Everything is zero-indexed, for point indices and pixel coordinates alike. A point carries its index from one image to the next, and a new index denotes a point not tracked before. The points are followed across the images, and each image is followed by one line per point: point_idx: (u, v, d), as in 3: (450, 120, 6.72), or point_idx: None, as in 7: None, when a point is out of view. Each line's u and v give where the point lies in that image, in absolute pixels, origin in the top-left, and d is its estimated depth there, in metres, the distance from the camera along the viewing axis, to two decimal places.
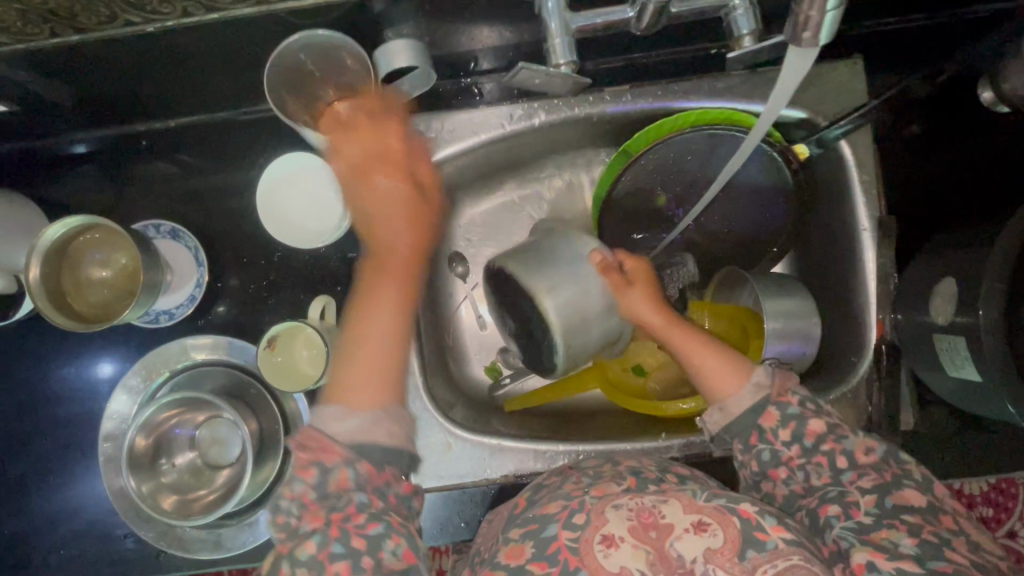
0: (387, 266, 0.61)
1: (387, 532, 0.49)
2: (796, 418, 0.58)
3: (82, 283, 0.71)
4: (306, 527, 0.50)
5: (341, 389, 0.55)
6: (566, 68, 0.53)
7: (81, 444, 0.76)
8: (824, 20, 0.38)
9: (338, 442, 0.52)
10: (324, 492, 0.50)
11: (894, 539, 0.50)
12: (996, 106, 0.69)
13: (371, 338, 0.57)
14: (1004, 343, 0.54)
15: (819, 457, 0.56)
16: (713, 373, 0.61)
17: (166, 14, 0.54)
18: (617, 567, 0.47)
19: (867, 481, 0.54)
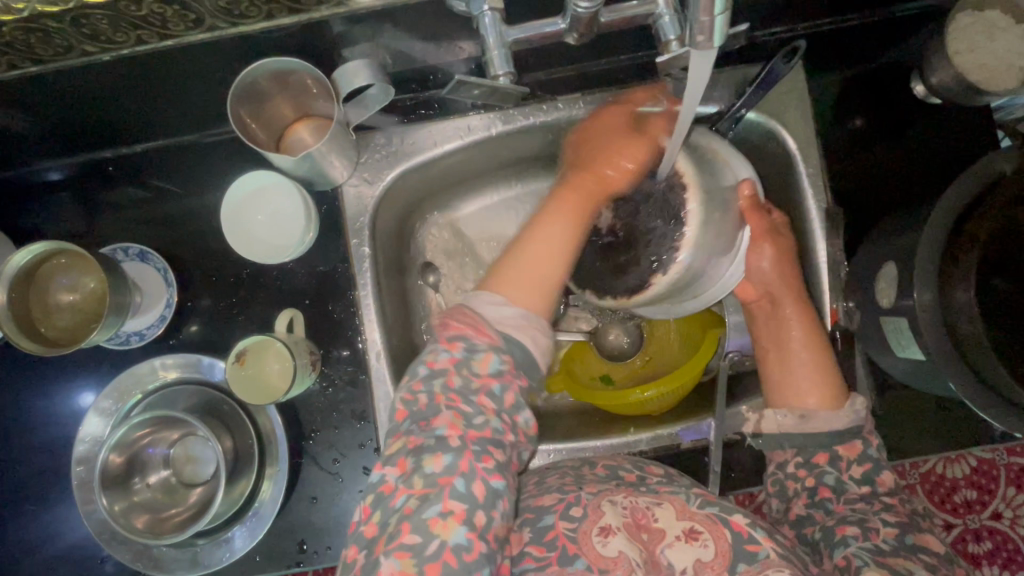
0: (571, 195, 0.67)
1: (502, 491, 0.52)
2: (873, 460, 0.64)
3: (51, 308, 0.72)
4: (442, 432, 0.52)
5: (508, 285, 0.62)
6: (505, 78, 0.56)
7: (56, 469, 0.76)
8: (715, 24, 0.41)
9: (488, 325, 0.59)
10: (470, 392, 0.55)
11: (908, 567, 0.53)
12: (929, 99, 0.75)
13: (533, 247, 0.64)
14: (943, 325, 0.57)
15: (877, 499, 0.61)
16: (804, 387, 0.67)
17: (121, 43, 0.56)
18: (615, 553, 0.49)
19: (890, 517, 0.59)
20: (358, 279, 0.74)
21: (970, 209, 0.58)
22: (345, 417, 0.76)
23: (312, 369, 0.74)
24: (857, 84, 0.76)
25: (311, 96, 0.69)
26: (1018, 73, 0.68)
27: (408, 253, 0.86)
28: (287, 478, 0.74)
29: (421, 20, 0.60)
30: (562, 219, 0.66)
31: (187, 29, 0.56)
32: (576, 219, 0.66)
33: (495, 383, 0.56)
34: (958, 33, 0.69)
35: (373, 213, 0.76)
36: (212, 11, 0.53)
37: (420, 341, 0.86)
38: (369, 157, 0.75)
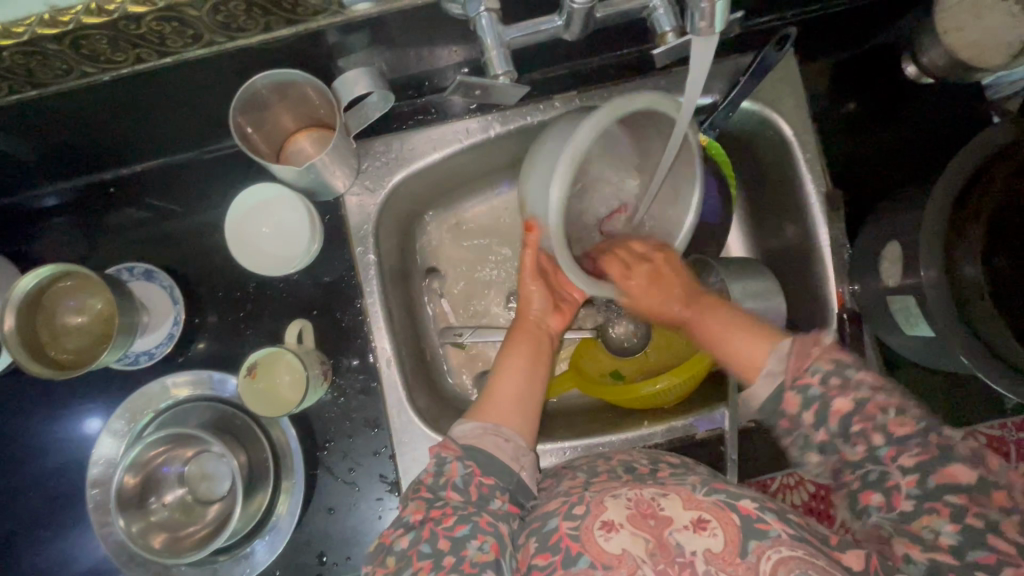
0: (519, 332, 0.71)
1: (472, 532, 0.53)
2: (818, 400, 0.54)
3: (59, 331, 0.71)
4: (409, 519, 0.55)
5: (489, 411, 0.63)
6: (504, 78, 0.56)
7: (69, 494, 0.76)
8: (714, 10, 0.45)
9: (456, 441, 0.60)
10: (438, 488, 0.57)
11: (935, 528, 0.48)
12: (920, 79, 0.76)
13: (505, 388, 0.65)
14: (950, 302, 0.58)
15: (857, 439, 0.52)
16: (747, 348, 0.62)
17: (119, 63, 0.57)
18: (619, 549, 0.48)
19: (908, 459, 0.50)
20: (365, 286, 0.75)
21: (974, 179, 0.58)
22: (358, 425, 0.76)
23: (324, 380, 0.74)
24: (849, 69, 0.78)
25: (310, 106, 0.70)
26: (1008, 49, 0.69)
27: (412, 259, 0.86)
28: (303, 491, 0.74)
29: (416, 26, 0.61)
30: (519, 351, 0.69)
31: (184, 45, 0.56)
32: (533, 352, 0.69)
33: (458, 476, 0.57)
34: (945, 13, 0.69)
35: (376, 222, 0.76)
36: (210, 26, 0.54)
37: (428, 346, 0.86)
38: (369, 165, 0.76)
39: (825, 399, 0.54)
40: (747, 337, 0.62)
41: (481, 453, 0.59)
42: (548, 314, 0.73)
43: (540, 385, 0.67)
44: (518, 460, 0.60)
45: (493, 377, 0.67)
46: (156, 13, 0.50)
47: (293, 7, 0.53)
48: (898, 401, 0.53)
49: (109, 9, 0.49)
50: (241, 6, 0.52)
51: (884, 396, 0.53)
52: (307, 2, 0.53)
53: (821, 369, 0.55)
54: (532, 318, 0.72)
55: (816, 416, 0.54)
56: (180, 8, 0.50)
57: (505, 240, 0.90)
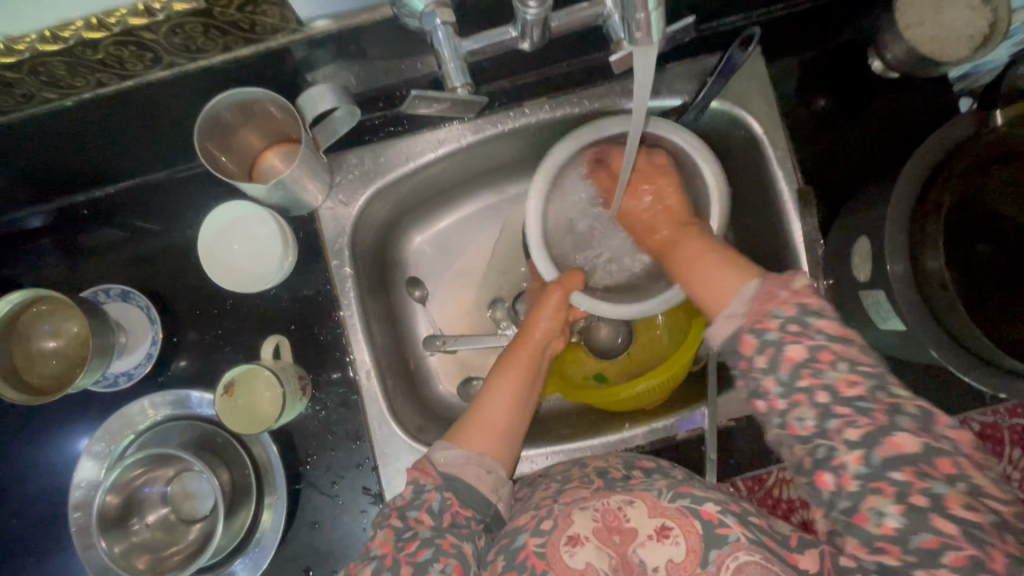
0: (522, 351, 0.69)
1: (435, 555, 0.53)
2: (773, 345, 0.51)
3: (34, 355, 0.71)
4: (374, 551, 0.55)
5: (474, 438, 0.62)
6: (462, 90, 0.57)
7: (54, 518, 0.75)
8: (650, 21, 0.45)
9: (434, 465, 0.59)
10: (411, 506, 0.57)
11: (880, 509, 0.46)
12: (887, 74, 0.76)
13: (493, 415, 0.64)
14: (916, 296, 0.58)
15: (799, 395, 0.49)
16: (713, 282, 0.59)
17: (80, 89, 0.58)
18: (582, 565, 0.49)
19: (855, 432, 0.47)
20: (344, 304, 0.75)
21: (936, 173, 0.59)
22: (339, 438, 0.76)
23: (302, 396, 0.74)
24: (818, 65, 0.78)
25: (277, 123, 0.69)
26: (971, 41, 0.69)
27: (393, 269, 0.87)
28: (286, 506, 0.74)
29: (377, 41, 0.61)
30: (514, 373, 0.67)
31: (146, 68, 0.57)
32: (526, 376, 0.68)
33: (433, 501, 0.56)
34: (907, 9, 0.70)
35: (352, 235, 0.77)
36: (169, 49, 0.54)
37: (410, 355, 0.86)
38: (343, 177, 0.76)
39: (780, 344, 0.50)
40: (717, 271, 0.60)
41: (458, 482, 0.58)
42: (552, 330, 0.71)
43: (528, 417, 0.66)
44: (496, 490, 0.60)
45: (481, 400, 0.65)
46: (113, 38, 0.50)
47: (251, 26, 0.54)
48: (848, 358, 0.49)
49: (64, 36, 0.49)
50: (197, 29, 0.52)
51: (841, 347, 0.50)
52: (264, 21, 0.53)
53: (782, 315, 0.51)
54: (535, 340, 0.70)
55: (770, 361, 0.51)
56: (135, 33, 0.50)
57: (486, 246, 0.91)
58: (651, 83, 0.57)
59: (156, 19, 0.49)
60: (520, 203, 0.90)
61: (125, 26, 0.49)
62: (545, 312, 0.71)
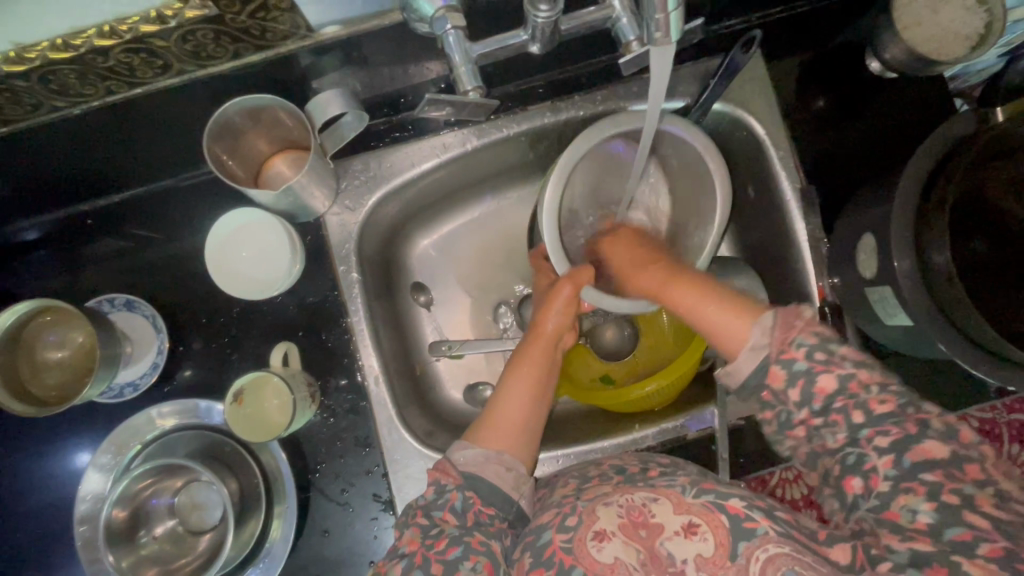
0: (533, 349, 0.69)
1: (465, 554, 0.53)
2: (803, 374, 0.53)
3: (39, 367, 0.71)
4: (402, 549, 0.55)
5: (491, 437, 0.61)
6: (474, 93, 0.57)
7: (59, 533, 0.74)
8: (669, 20, 0.46)
9: (456, 466, 0.59)
10: (432, 507, 0.57)
11: (913, 507, 0.48)
12: (885, 74, 0.77)
13: (511, 414, 0.63)
14: (924, 291, 0.59)
15: (835, 415, 0.52)
16: (720, 319, 0.59)
17: (89, 97, 0.57)
18: (611, 558, 0.49)
19: (884, 440, 0.50)
20: (350, 305, 0.75)
21: (937, 170, 0.60)
22: (348, 445, 0.75)
23: (312, 402, 0.74)
24: (816, 67, 0.79)
25: (283, 129, 0.69)
26: (965, 41, 0.71)
27: (398, 274, 0.87)
28: (296, 514, 0.73)
29: (386, 47, 0.62)
30: (527, 371, 0.67)
31: (155, 75, 0.57)
32: (540, 373, 0.68)
33: (456, 500, 0.56)
34: (904, 10, 0.72)
35: (358, 240, 0.77)
36: (180, 56, 0.54)
37: (417, 359, 0.86)
38: (349, 183, 0.76)
39: (809, 374, 0.52)
40: (719, 309, 0.60)
41: (481, 483, 0.58)
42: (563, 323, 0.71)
43: (544, 412, 0.66)
44: (518, 488, 0.59)
45: (494, 399, 0.65)
46: (125, 45, 0.50)
47: (263, 32, 0.54)
48: (875, 379, 0.52)
49: (75, 44, 0.49)
50: (210, 35, 0.52)
51: (867, 373, 0.52)
52: (275, 27, 0.54)
53: (806, 344, 0.54)
54: (545, 337, 0.71)
55: (802, 394, 0.53)
56: (148, 40, 0.51)
57: (489, 250, 0.91)
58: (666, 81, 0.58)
59: (168, 26, 0.49)
60: (523, 206, 0.90)
61: (137, 32, 0.49)
62: (555, 309, 0.71)
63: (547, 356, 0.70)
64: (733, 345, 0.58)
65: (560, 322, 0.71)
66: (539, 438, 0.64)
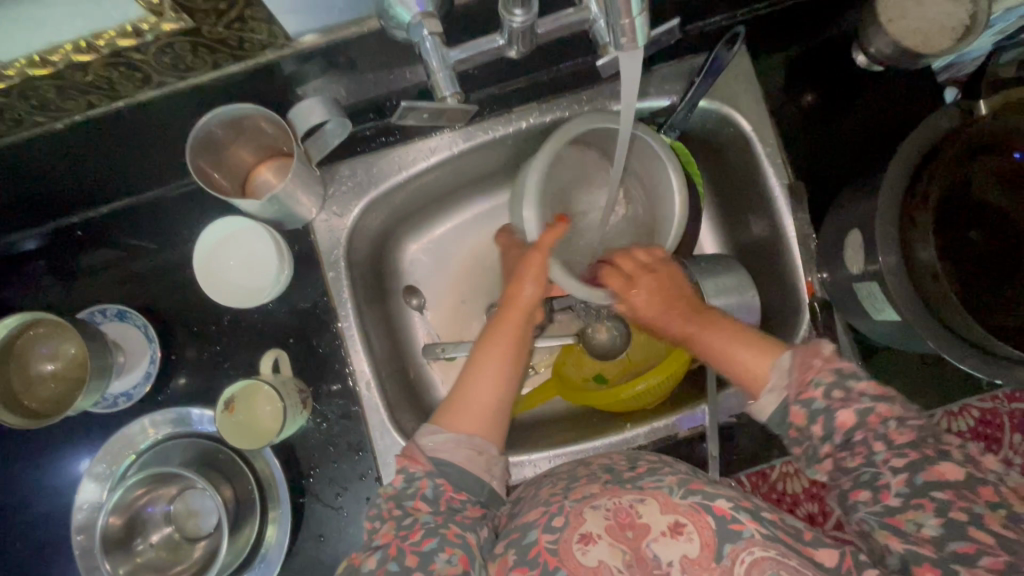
0: (507, 324, 0.69)
1: (440, 545, 0.53)
2: (822, 414, 0.53)
3: (31, 379, 0.71)
4: (376, 542, 0.55)
5: (455, 417, 0.62)
6: (452, 99, 0.57)
7: (57, 542, 0.75)
8: (635, 26, 0.46)
9: (426, 454, 0.60)
10: (406, 497, 0.57)
11: (918, 521, 0.48)
12: (871, 67, 0.77)
13: (480, 394, 0.64)
14: (910, 286, 0.59)
15: (857, 446, 0.52)
16: (748, 356, 0.62)
17: (71, 111, 0.58)
18: (595, 562, 0.50)
19: (899, 461, 0.50)
20: (340, 309, 0.75)
21: (920, 165, 0.59)
22: (341, 450, 0.76)
23: (303, 409, 0.74)
24: (803, 61, 0.79)
25: (267, 138, 0.69)
26: (951, 33, 0.70)
27: (389, 278, 0.87)
28: (290, 520, 0.74)
29: (368, 53, 0.62)
30: (499, 350, 0.67)
31: (135, 88, 0.57)
32: (513, 349, 0.68)
33: (427, 486, 0.57)
34: (888, 3, 0.71)
35: (347, 247, 0.77)
36: (159, 69, 0.55)
37: (410, 362, 0.86)
38: (336, 189, 0.76)
39: (828, 412, 0.53)
40: (735, 340, 0.64)
41: (451, 468, 0.59)
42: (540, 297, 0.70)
43: (511, 391, 0.66)
44: (489, 470, 0.61)
45: (464, 378, 0.65)
46: (102, 60, 0.51)
47: (240, 43, 0.54)
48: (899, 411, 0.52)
49: (52, 60, 0.49)
50: (187, 48, 0.52)
51: (887, 407, 0.52)
52: (252, 38, 0.54)
53: (823, 383, 0.54)
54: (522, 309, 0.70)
55: (824, 429, 0.53)
56: (126, 54, 0.51)
57: (479, 253, 0.91)
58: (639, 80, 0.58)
59: (144, 40, 0.50)
60: (513, 207, 0.91)
61: (114, 47, 0.50)
62: (530, 280, 0.70)
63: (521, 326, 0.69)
64: (756, 383, 0.61)
65: (534, 291, 0.70)
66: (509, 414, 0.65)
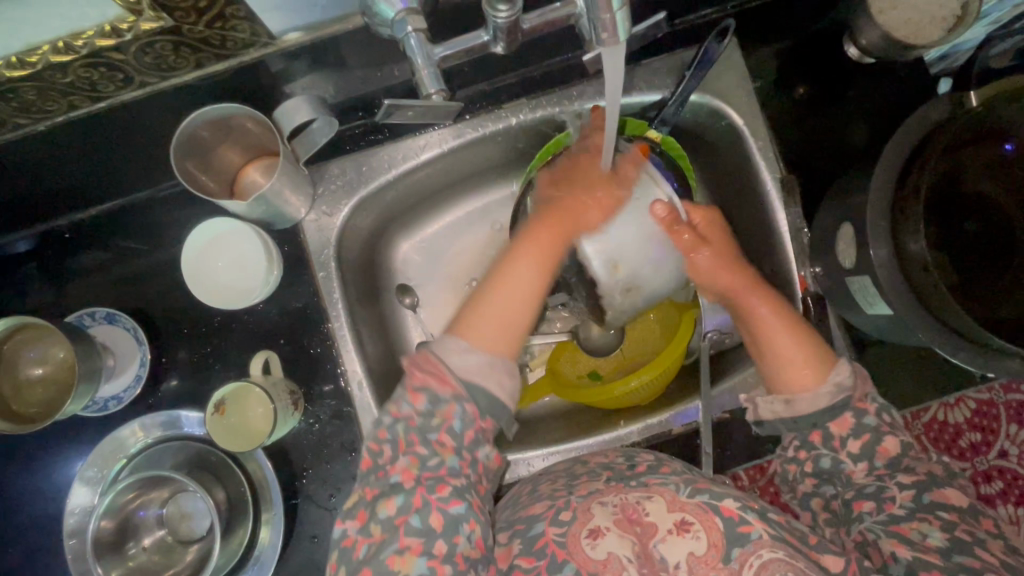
0: (547, 225, 0.66)
1: (466, 515, 0.53)
2: (870, 430, 0.59)
3: (21, 383, 0.72)
4: (396, 480, 0.55)
5: (477, 327, 0.61)
6: (437, 97, 0.57)
7: (52, 548, 0.75)
8: (615, 20, 0.47)
9: (451, 374, 0.58)
10: (429, 432, 0.56)
11: (924, 531, 0.53)
12: (863, 59, 0.76)
13: (508, 301, 0.63)
14: (903, 281, 0.59)
15: (881, 470, 0.59)
16: (797, 363, 0.62)
17: (53, 112, 0.57)
18: (605, 554, 0.49)
19: (908, 478, 0.57)
20: (331, 309, 0.75)
21: (911, 158, 0.59)
22: (335, 450, 0.75)
23: (294, 410, 0.74)
24: (796, 53, 0.78)
25: (254, 137, 0.69)
26: (943, 23, 0.69)
27: (381, 277, 0.86)
28: (284, 521, 0.73)
29: (355, 51, 0.61)
30: (533, 257, 0.65)
31: (117, 88, 0.56)
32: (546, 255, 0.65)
33: (455, 420, 0.56)
34: None
35: (337, 246, 0.76)
36: (141, 68, 0.54)
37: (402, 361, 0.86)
38: (326, 188, 0.75)
39: (876, 431, 0.59)
40: (798, 341, 0.63)
41: (479, 394, 0.58)
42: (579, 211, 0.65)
43: (537, 298, 0.64)
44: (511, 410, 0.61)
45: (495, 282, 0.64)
46: (81, 61, 0.50)
47: (222, 42, 0.54)
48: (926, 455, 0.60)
49: (31, 61, 0.48)
50: (167, 47, 0.52)
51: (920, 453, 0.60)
52: (235, 36, 0.53)
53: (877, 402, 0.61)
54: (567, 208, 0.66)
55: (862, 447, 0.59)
56: (105, 54, 0.50)
57: (471, 251, 0.91)
58: (623, 74, 0.56)
59: (124, 39, 0.49)
60: (504, 204, 0.90)
61: (93, 47, 0.49)
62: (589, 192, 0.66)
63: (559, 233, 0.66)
64: (792, 384, 0.62)
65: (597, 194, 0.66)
66: (530, 329, 0.64)
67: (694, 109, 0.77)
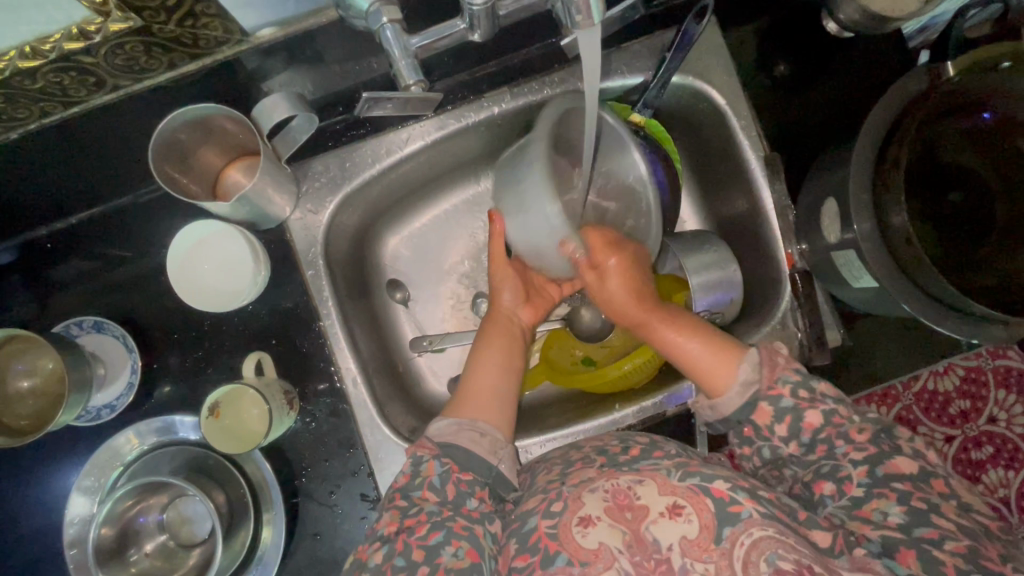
0: (494, 325, 0.73)
1: (445, 538, 0.55)
2: (790, 411, 0.58)
3: (11, 397, 0.72)
4: (382, 532, 0.57)
5: (464, 407, 0.65)
6: (416, 88, 0.56)
7: (52, 559, 0.75)
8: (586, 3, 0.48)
9: (430, 439, 0.62)
10: (410, 488, 0.58)
11: (884, 509, 0.52)
12: (842, 34, 0.76)
13: (485, 387, 0.66)
14: (886, 256, 0.59)
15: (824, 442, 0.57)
16: (711, 360, 0.62)
17: (23, 120, 0.56)
18: (595, 544, 0.50)
19: (859, 454, 0.56)
20: (322, 307, 0.74)
21: (889, 133, 0.59)
22: (333, 448, 0.76)
23: (290, 409, 0.74)
24: (775, 31, 0.78)
25: (233, 137, 0.68)
26: None
27: (371, 273, 0.86)
28: (286, 520, 0.74)
29: (332, 46, 0.61)
30: (495, 345, 0.71)
31: (90, 92, 0.55)
32: (506, 344, 0.71)
33: (434, 475, 0.58)
34: None
35: (325, 244, 0.76)
36: (113, 71, 0.53)
37: (396, 356, 0.86)
38: (309, 186, 0.75)
39: (797, 411, 0.58)
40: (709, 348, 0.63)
41: (454, 449, 0.60)
42: (518, 307, 0.75)
43: (515, 373, 0.69)
44: (494, 453, 0.61)
45: (468, 371, 0.69)
46: (52, 66, 0.49)
47: (196, 41, 0.53)
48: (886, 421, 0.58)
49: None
50: (139, 47, 0.51)
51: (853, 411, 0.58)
52: (207, 34, 0.52)
53: (791, 381, 0.59)
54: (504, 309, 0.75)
55: (791, 429, 0.58)
56: (75, 58, 0.49)
57: (461, 241, 0.90)
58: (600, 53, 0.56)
59: (93, 42, 0.48)
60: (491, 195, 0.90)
61: (61, 51, 0.48)
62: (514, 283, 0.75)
63: (506, 329, 0.73)
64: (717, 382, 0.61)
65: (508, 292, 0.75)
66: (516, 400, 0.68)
67: (676, 90, 0.77)
